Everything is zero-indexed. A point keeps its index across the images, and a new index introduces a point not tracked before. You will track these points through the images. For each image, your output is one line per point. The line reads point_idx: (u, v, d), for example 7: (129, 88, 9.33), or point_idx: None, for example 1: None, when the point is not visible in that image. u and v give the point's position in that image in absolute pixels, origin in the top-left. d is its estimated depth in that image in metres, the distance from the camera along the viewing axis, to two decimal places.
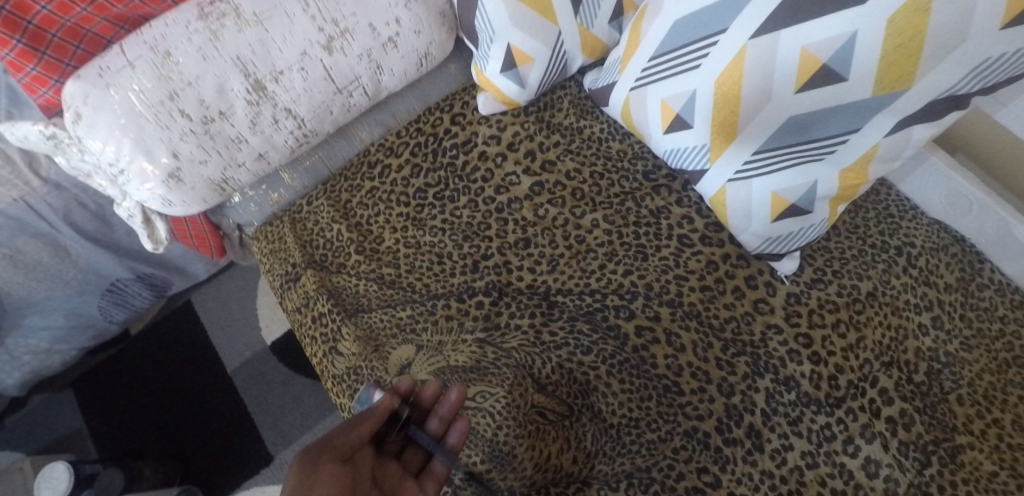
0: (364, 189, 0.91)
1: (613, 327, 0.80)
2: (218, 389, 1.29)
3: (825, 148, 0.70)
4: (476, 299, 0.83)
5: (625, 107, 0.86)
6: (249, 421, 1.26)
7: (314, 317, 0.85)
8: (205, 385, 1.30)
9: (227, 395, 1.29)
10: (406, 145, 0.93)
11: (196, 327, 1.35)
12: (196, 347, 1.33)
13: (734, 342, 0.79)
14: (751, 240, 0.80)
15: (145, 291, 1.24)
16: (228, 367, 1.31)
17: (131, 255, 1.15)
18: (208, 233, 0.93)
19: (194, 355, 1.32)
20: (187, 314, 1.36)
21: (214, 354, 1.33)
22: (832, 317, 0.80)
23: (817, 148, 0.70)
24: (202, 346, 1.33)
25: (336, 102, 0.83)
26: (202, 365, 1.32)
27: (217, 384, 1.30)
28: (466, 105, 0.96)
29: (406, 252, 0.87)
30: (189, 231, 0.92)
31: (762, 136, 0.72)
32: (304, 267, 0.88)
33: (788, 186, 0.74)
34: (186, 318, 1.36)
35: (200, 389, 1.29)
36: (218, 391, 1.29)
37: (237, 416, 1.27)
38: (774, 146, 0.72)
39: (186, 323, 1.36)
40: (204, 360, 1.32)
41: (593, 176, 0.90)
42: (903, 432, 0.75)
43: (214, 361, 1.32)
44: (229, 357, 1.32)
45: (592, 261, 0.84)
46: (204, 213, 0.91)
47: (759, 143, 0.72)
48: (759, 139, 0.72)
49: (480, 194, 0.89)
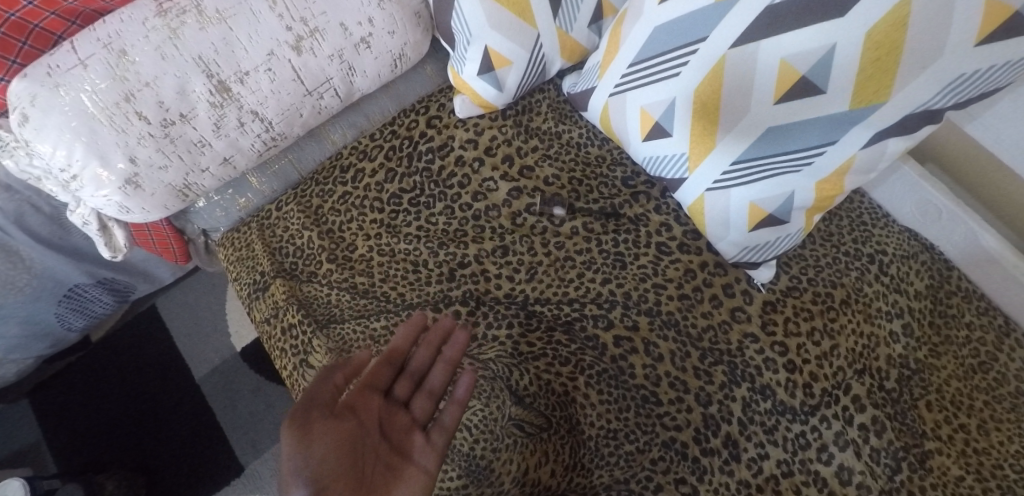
0: (337, 194, 0.88)
1: (591, 338, 0.80)
2: (184, 398, 1.25)
3: (802, 160, 0.70)
4: (453, 309, 0.81)
5: (604, 114, 0.85)
6: (217, 430, 1.22)
7: (283, 328, 0.81)
8: (170, 394, 1.25)
9: (193, 404, 1.24)
10: (381, 148, 0.91)
11: (161, 332, 1.30)
12: (161, 354, 1.28)
13: (711, 351, 0.79)
14: (729, 248, 0.80)
15: (105, 296, 1.18)
16: (194, 374, 1.27)
17: (89, 260, 1.09)
18: (172, 239, 0.89)
19: (158, 361, 1.27)
20: (151, 319, 1.31)
21: (179, 361, 1.28)
22: (807, 325, 0.81)
23: (794, 159, 0.70)
24: (168, 352, 1.28)
25: (306, 104, 0.80)
26: (167, 372, 1.27)
27: (184, 393, 1.25)
28: (442, 108, 0.93)
29: (381, 261, 0.84)
30: (151, 237, 0.88)
31: (739, 147, 0.71)
32: (273, 276, 0.84)
33: (765, 196, 0.73)
34: (149, 324, 1.31)
35: (166, 398, 1.24)
36: (184, 399, 1.24)
37: (205, 425, 1.22)
38: (751, 157, 0.71)
39: (149, 329, 1.30)
40: (169, 367, 1.27)
41: (572, 182, 0.89)
42: (875, 439, 0.76)
43: (179, 368, 1.27)
44: (196, 363, 1.28)
45: (570, 270, 0.83)
46: (166, 218, 0.87)
47: (736, 154, 0.72)
48: (736, 150, 0.71)
49: (457, 201, 0.87)
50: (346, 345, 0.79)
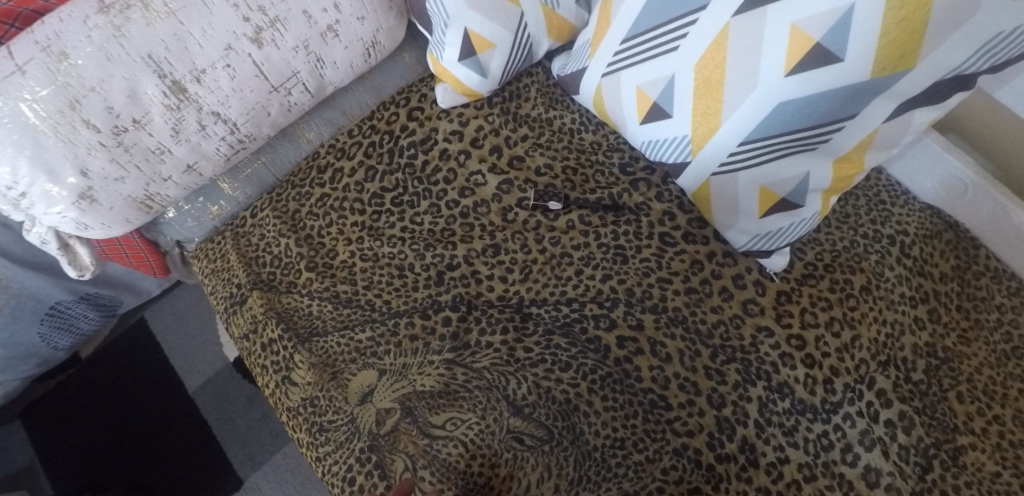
0: (315, 196, 0.82)
1: (592, 340, 0.74)
2: (179, 413, 1.20)
3: (818, 137, 0.62)
4: (443, 315, 0.75)
5: (597, 96, 0.80)
6: (215, 443, 1.18)
7: (264, 342, 0.76)
8: (165, 409, 1.21)
9: (188, 418, 1.20)
10: (359, 145, 0.85)
11: (152, 346, 1.26)
12: (154, 368, 1.24)
13: (723, 349, 0.74)
14: (737, 235, 0.74)
15: (90, 312, 1.13)
16: (187, 387, 1.23)
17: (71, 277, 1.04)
18: (146, 252, 0.84)
19: (151, 376, 1.23)
20: (141, 333, 1.27)
21: (173, 375, 1.24)
22: (825, 316, 0.75)
23: (809, 137, 0.63)
24: (160, 366, 1.24)
25: (273, 102, 0.74)
26: (160, 387, 1.22)
27: (179, 408, 1.21)
28: (423, 98, 0.87)
29: (364, 267, 0.78)
30: (124, 252, 0.83)
31: (749, 124, 0.64)
32: (249, 289, 0.79)
33: (777, 178, 0.67)
34: (140, 338, 1.26)
35: (160, 414, 1.20)
36: (178, 413, 1.20)
37: (202, 438, 1.18)
38: (761, 135, 0.64)
39: (140, 343, 1.26)
40: (162, 381, 1.23)
41: (566, 171, 0.83)
42: (903, 436, 0.71)
43: (172, 382, 1.23)
44: (189, 376, 1.24)
45: (567, 267, 0.77)
46: (137, 231, 0.82)
47: (744, 133, 0.65)
48: (745, 128, 0.64)
49: (443, 198, 0.81)
50: (329, 358, 0.74)
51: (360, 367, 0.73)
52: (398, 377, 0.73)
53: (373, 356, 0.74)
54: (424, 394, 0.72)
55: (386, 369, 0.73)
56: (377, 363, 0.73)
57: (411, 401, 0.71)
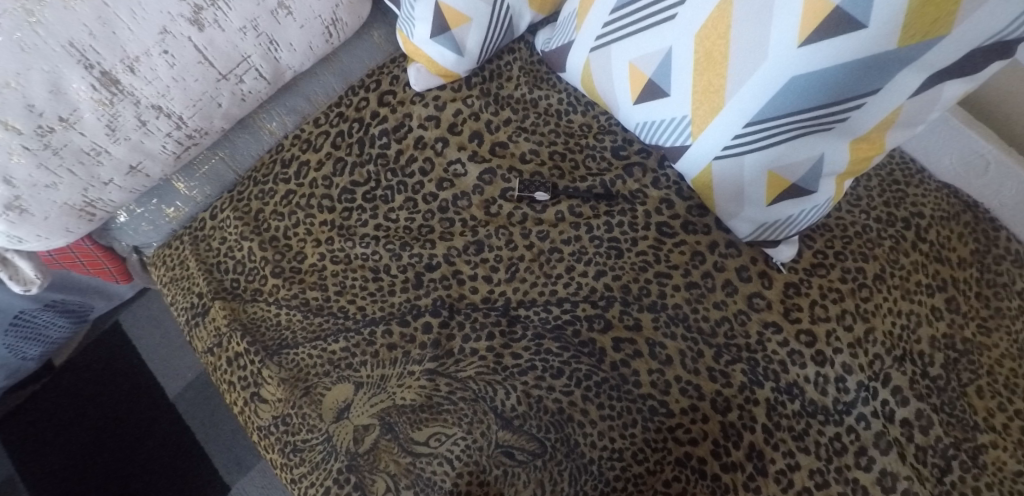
0: (279, 194, 0.75)
1: (586, 343, 0.68)
2: (158, 419, 1.14)
3: (835, 115, 0.55)
4: (423, 321, 0.69)
5: (586, 73, 0.72)
6: (199, 450, 1.12)
7: (230, 357, 0.70)
8: (143, 416, 1.14)
9: (170, 424, 1.14)
10: (327, 135, 0.77)
11: (128, 351, 1.19)
12: (130, 373, 1.18)
13: (728, 348, 0.68)
14: (743, 224, 0.68)
15: (59, 319, 1.04)
16: (168, 391, 1.16)
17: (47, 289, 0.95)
18: (103, 259, 0.79)
19: (127, 382, 1.17)
20: (116, 337, 1.20)
21: (151, 380, 1.17)
22: (836, 309, 0.70)
23: (825, 115, 0.55)
24: (137, 370, 1.18)
25: (222, 91, 0.66)
26: (138, 393, 1.16)
27: (159, 414, 1.15)
28: (395, 80, 0.79)
29: (336, 270, 0.71)
30: (78, 260, 0.77)
31: (756, 103, 0.57)
32: (211, 299, 0.72)
33: (788, 161, 0.60)
34: (116, 342, 1.20)
35: (138, 421, 1.14)
36: (160, 419, 1.14)
37: (186, 445, 1.12)
38: (770, 115, 0.57)
39: (116, 348, 1.20)
40: (140, 387, 1.16)
41: (554, 157, 0.76)
42: (920, 436, 0.66)
43: (152, 388, 1.17)
44: (168, 380, 1.18)
45: (557, 264, 0.71)
46: (89, 236, 0.76)
47: (752, 112, 0.57)
48: (752, 107, 0.57)
49: (420, 191, 0.74)
50: (300, 372, 0.68)
51: (334, 382, 0.67)
52: (376, 390, 0.67)
53: (349, 368, 0.68)
54: (405, 408, 0.66)
55: (363, 382, 0.67)
56: (353, 376, 0.67)
57: (391, 416, 0.66)
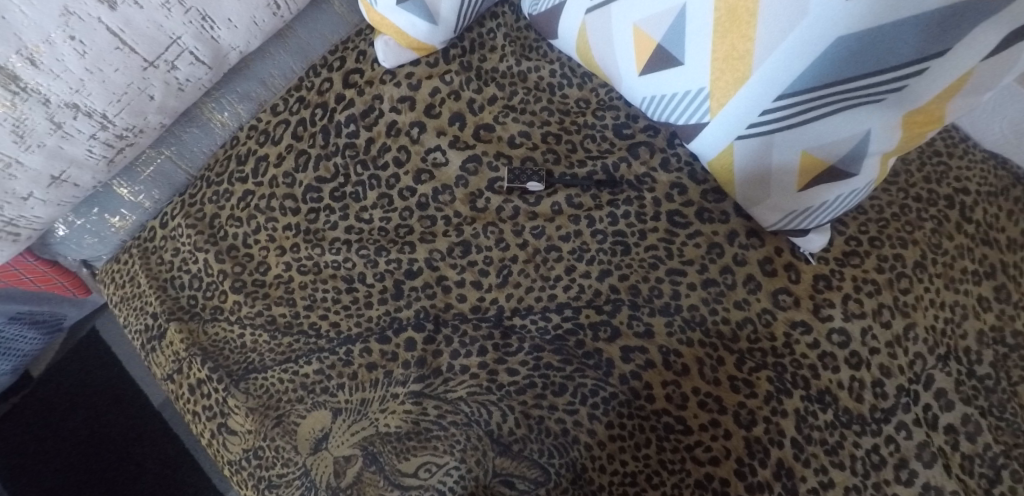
0: (236, 195, 0.66)
1: (590, 354, 0.60)
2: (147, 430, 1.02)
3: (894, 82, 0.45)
4: (405, 337, 0.60)
5: (582, 39, 0.62)
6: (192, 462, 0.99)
7: (193, 384, 0.62)
8: (130, 428, 1.02)
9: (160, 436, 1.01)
10: (286, 125, 0.68)
11: (108, 358, 1.07)
12: (113, 382, 1.05)
13: (751, 354, 0.60)
14: (768, 213, 0.59)
15: (27, 331, 0.91)
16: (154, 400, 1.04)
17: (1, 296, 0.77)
18: (52, 273, 0.71)
19: (110, 392, 1.04)
20: (95, 344, 1.07)
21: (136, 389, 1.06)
22: (873, 303, 0.62)
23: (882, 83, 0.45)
24: (120, 379, 1.05)
25: (152, 81, 0.56)
26: (123, 403, 1.04)
27: (149, 424, 1.03)
28: (362, 57, 0.69)
29: (304, 282, 0.63)
30: (25, 277, 0.70)
31: (790, 72, 0.47)
32: (166, 321, 0.65)
33: (825, 140, 0.51)
34: (95, 349, 1.07)
35: (126, 433, 1.02)
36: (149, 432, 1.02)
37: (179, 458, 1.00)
38: (808, 85, 0.47)
39: (96, 355, 1.07)
40: (123, 397, 1.04)
41: (547, 139, 0.66)
42: (966, 443, 0.59)
43: (137, 397, 1.04)
44: (154, 388, 1.06)
45: (555, 265, 0.62)
46: (32, 251, 0.68)
47: (785, 82, 0.47)
48: (785, 77, 0.47)
49: (395, 186, 0.65)
50: (270, 399, 0.61)
51: (309, 408, 0.60)
52: (356, 417, 0.59)
53: (324, 393, 0.60)
54: (389, 437, 0.58)
55: (341, 408, 0.60)
56: (329, 402, 0.60)
57: (375, 446, 0.58)
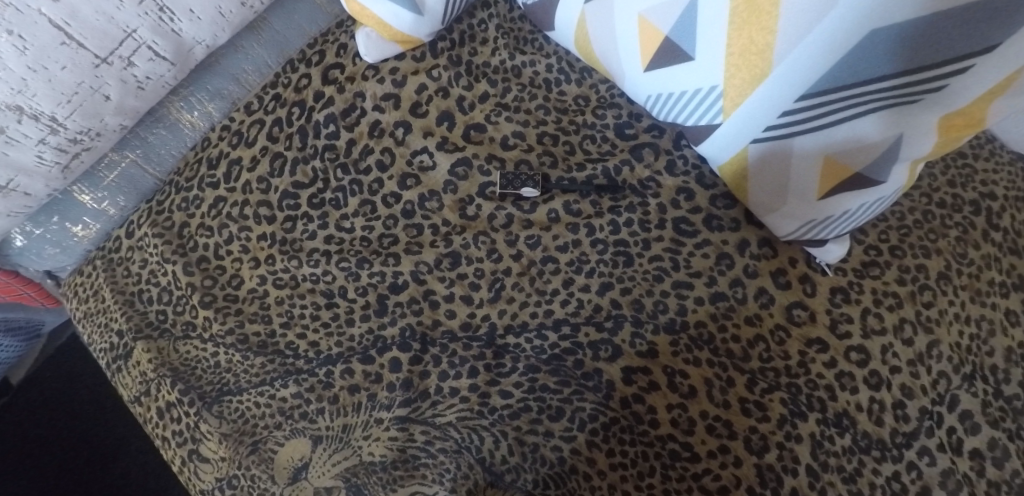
0: (207, 202, 0.62)
1: (590, 376, 0.56)
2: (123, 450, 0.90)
3: (890, 90, 0.41)
4: (389, 357, 0.56)
5: (580, 30, 0.57)
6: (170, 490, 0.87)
7: (162, 407, 0.58)
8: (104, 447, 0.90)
9: (138, 457, 0.90)
10: (261, 126, 0.63)
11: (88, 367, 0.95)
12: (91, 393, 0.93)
13: (763, 374, 0.56)
14: (785, 221, 0.54)
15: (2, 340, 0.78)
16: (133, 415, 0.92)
17: None
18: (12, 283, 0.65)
19: (86, 405, 0.93)
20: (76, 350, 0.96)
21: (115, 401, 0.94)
22: (894, 318, 0.57)
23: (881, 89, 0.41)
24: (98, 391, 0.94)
25: (106, 79, 0.51)
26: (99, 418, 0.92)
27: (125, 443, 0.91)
28: (343, 51, 0.64)
29: (280, 297, 0.58)
30: None
31: (816, 69, 0.42)
32: (132, 340, 0.60)
33: (851, 145, 0.46)
34: (75, 356, 0.96)
35: (100, 452, 0.90)
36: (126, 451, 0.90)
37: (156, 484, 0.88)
38: (836, 83, 0.42)
39: (75, 363, 0.96)
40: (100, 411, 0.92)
41: (544, 140, 0.61)
42: (993, 470, 0.55)
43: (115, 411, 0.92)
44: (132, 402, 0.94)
45: (552, 278, 0.57)
46: None
47: (810, 80, 0.43)
48: (810, 74, 0.42)
49: (379, 191, 0.60)
50: (244, 423, 0.57)
51: (287, 436, 0.56)
52: (337, 445, 0.55)
53: (303, 419, 0.56)
54: (374, 467, 0.54)
55: (322, 436, 0.55)
56: (309, 429, 0.55)
57: (358, 477, 0.54)
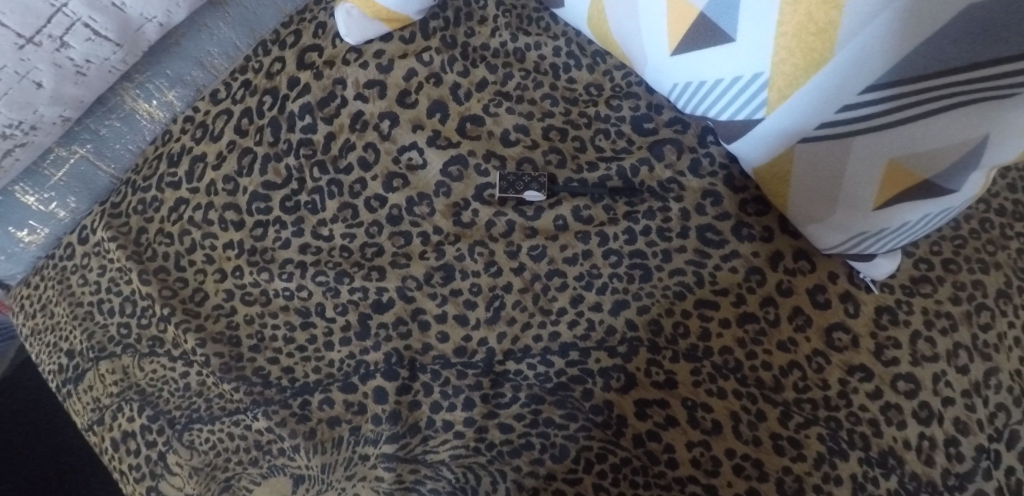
0: (167, 204, 0.55)
1: (600, 409, 0.49)
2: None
3: (926, 90, 0.35)
4: (373, 385, 0.49)
5: (596, 5, 0.49)
6: None
7: (117, 437, 0.51)
8: None
9: None
10: (228, 117, 0.55)
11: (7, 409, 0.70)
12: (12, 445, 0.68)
13: (798, 406, 0.48)
14: (830, 233, 0.46)
15: None
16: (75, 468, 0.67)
17: None
18: None
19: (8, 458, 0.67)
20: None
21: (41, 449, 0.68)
22: (950, 342, 0.49)
23: (912, 91, 0.35)
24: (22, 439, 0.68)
25: (35, 63, 0.44)
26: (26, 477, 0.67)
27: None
28: (321, 30, 0.57)
29: (250, 315, 0.51)
30: None
31: (897, 53, 0.34)
32: (93, 360, 0.53)
33: (920, 147, 0.38)
34: None
35: None
36: None
37: None
38: (917, 70, 0.34)
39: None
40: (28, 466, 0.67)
41: (551, 135, 0.53)
42: None
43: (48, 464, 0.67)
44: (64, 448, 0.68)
45: (558, 295, 0.50)
46: None
47: (885, 67, 0.35)
48: (887, 59, 0.34)
49: (362, 194, 0.53)
50: (216, 456, 0.50)
51: (265, 474, 0.49)
52: (319, 487, 0.48)
53: (281, 455, 0.49)
54: None
55: (304, 475, 0.48)
56: (289, 466, 0.48)
57: None
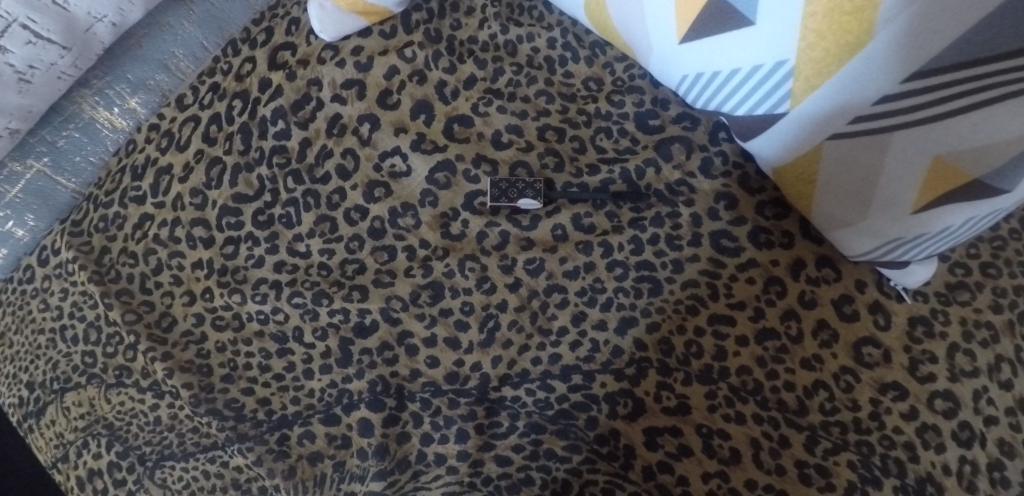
0: (131, 221, 0.50)
1: (605, 437, 0.45)
2: None
3: (980, 75, 0.30)
4: (358, 417, 0.45)
5: None
6: None
7: (83, 476, 0.47)
8: None
9: None
10: (195, 123, 0.51)
11: None
12: None
13: (825, 430, 0.43)
14: (860, 240, 0.41)
15: None
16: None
17: None
18: None
19: None
20: None
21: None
22: (993, 354, 0.44)
23: (963, 77, 0.30)
24: None
25: None
26: None
27: None
28: (294, 27, 0.52)
29: (221, 342, 0.47)
30: None
31: (947, 33, 0.29)
32: (58, 392, 0.50)
33: (968, 142, 0.33)
34: None
35: None
36: None
37: None
38: (970, 54, 0.29)
39: None
40: None
41: (547, 136, 0.49)
42: None
43: None
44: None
45: (557, 313, 0.46)
46: None
47: (933, 51, 0.30)
48: (936, 42, 0.29)
49: (340, 206, 0.48)
50: None
51: None
52: None
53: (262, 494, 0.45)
54: None
55: None
56: None
57: None
